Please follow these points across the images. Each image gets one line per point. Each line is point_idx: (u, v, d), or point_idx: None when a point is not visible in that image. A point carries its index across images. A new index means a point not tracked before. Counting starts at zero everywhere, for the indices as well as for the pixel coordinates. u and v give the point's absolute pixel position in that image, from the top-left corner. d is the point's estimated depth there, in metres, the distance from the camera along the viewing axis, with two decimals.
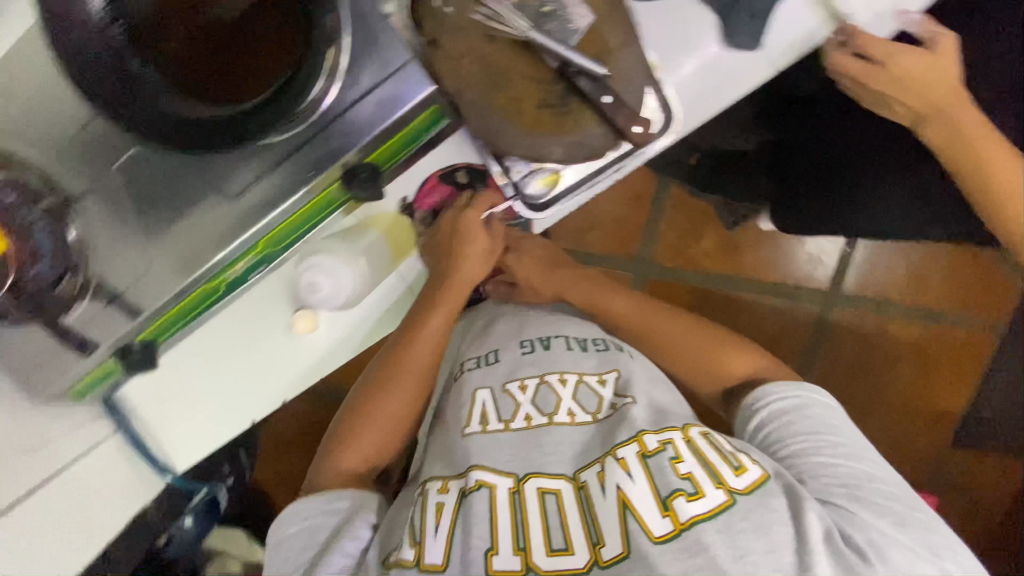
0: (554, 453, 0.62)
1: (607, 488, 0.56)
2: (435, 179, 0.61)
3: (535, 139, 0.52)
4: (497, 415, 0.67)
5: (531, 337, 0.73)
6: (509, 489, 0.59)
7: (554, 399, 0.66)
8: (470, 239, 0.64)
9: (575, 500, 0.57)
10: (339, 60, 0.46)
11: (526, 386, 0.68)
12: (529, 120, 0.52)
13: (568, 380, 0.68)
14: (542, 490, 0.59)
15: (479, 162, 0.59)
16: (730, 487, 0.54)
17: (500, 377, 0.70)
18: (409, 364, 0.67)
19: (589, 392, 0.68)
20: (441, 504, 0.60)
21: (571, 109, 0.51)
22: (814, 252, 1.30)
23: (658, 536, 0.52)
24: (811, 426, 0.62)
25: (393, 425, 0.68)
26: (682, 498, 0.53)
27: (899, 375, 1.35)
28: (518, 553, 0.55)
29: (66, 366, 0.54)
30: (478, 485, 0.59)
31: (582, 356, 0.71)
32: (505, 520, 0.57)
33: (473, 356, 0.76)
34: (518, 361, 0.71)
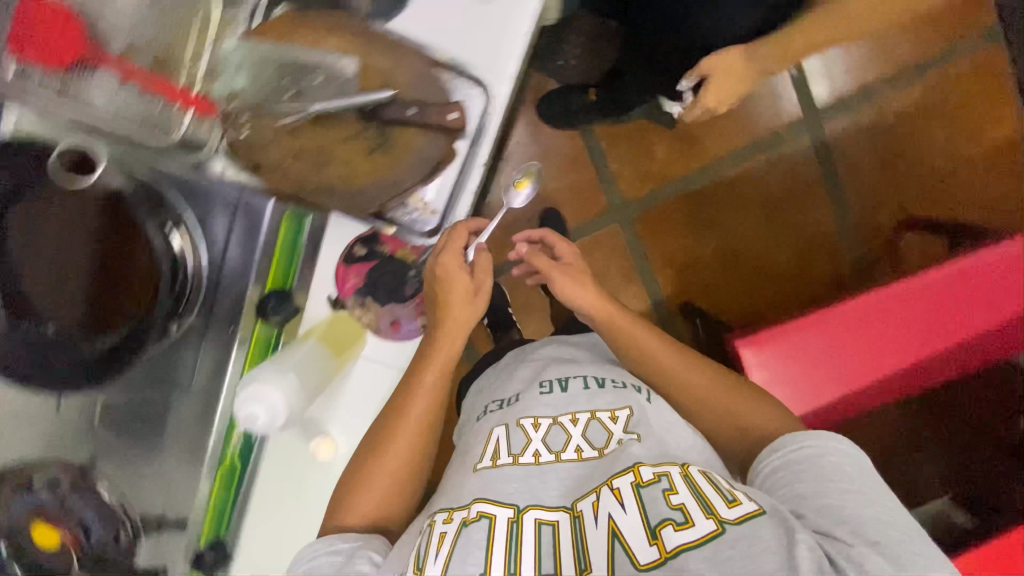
0: (557, 481, 0.68)
1: (600, 517, 0.62)
2: (343, 268, 0.76)
3: (382, 173, 0.69)
4: (508, 449, 0.73)
5: (550, 379, 0.83)
6: (506, 518, 0.64)
7: (564, 438, 0.73)
8: (451, 284, 0.72)
9: (569, 531, 0.63)
10: (191, 233, 0.68)
11: (539, 424, 0.75)
12: (364, 166, 0.68)
13: (579, 418, 0.75)
14: (540, 521, 0.64)
15: (365, 231, 0.76)
16: (720, 517, 0.58)
17: (514, 415, 0.78)
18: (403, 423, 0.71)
19: (600, 427, 0.74)
20: (444, 532, 0.65)
21: (388, 137, 0.67)
22: (766, 91, 1.23)
23: (643, 563, 0.57)
24: (821, 469, 0.63)
25: (401, 473, 0.71)
26: (670, 526, 0.58)
27: (934, 140, 1.23)
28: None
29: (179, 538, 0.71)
30: (477, 517, 0.64)
31: (597, 394, 0.79)
32: (500, 547, 0.62)
33: (500, 400, 0.85)
34: (532, 404, 0.79)
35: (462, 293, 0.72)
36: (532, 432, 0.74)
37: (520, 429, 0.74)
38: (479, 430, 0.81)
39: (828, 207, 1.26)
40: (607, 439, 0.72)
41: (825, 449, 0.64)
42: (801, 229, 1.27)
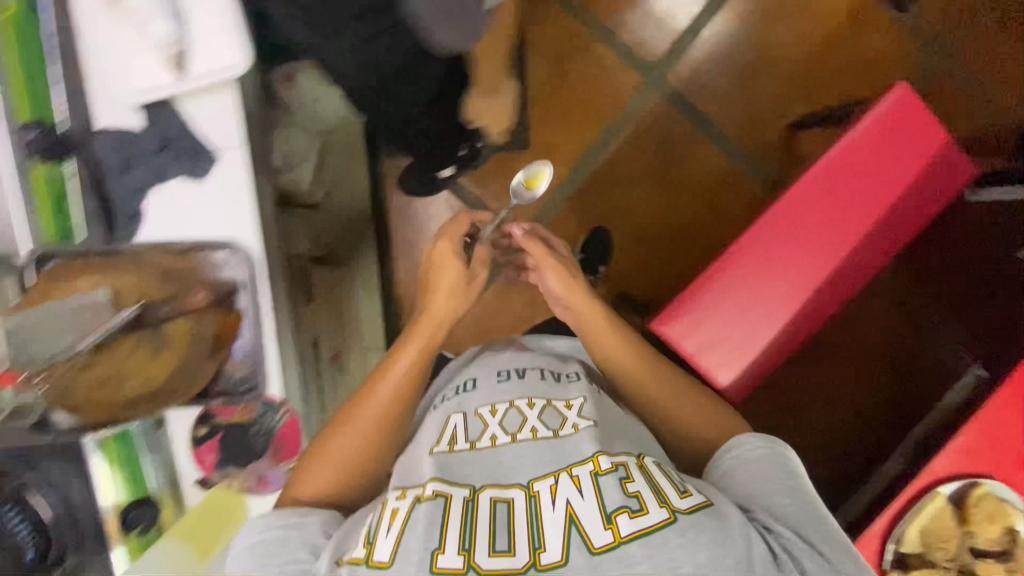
0: (523, 463, 0.66)
1: (557, 501, 0.61)
2: (200, 447, 0.66)
3: (159, 383, 0.60)
4: (464, 434, 0.70)
5: (509, 368, 0.79)
6: (463, 497, 0.62)
7: (520, 420, 0.71)
8: (443, 273, 0.76)
9: (525, 508, 0.62)
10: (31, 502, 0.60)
11: (495, 410, 0.72)
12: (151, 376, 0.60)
13: (534, 403, 0.73)
14: (494, 499, 0.62)
15: (204, 407, 0.66)
16: (672, 506, 0.59)
17: (472, 401, 0.75)
18: (363, 417, 0.70)
19: (555, 413, 0.72)
20: (396, 506, 0.62)
21: (159, 344, 0.59)
22: (633, 39, 1.22)
23: (597, 546, 0.57)
24: (760, 470, 0.67)
25: (361, 455, 0.69)
26: (625, 514, 0.58)
27: (794, 39, 1.22)
28: (461, 553, 0.57)
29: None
30: (432, 495, 0.61)
31: (556, 386, 0.77)
32: (457, 527, 0.59)
33: (450, 392, 0.80)
34: (490, 392, 0.76)
35: (457, 281, 0.75)
36: (488, 417, 0.72)
37: (476, 417, 0.72)
38: (428, 420, 0.76)
39: (709, 145, 1.23)
40: (563, 422, 0.71)
41: (767, 446, 0.70)
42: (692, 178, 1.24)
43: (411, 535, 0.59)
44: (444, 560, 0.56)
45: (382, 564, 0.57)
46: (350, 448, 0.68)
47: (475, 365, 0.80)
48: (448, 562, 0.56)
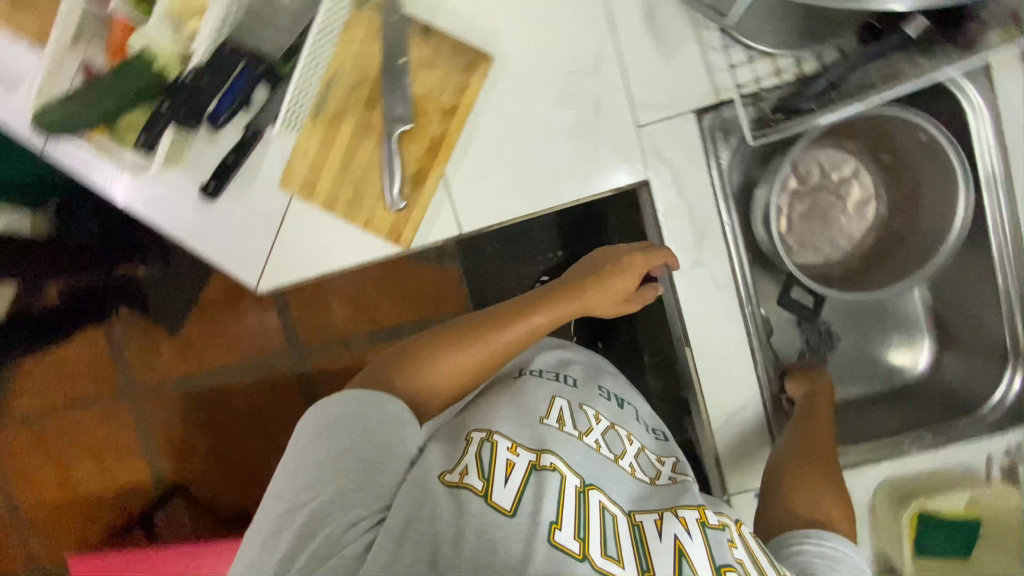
0: (617, 487, 0.54)
1: (665, 533, 0.49)
2: None
3: None
4: (574, 423, 0.58)
5: (609, 389, 0.69)
6: (573, 488, 0.49)
7: (622, 447, 0.60)
8: (617, 275, 0.61)
9: (629, 532, 0.49)
10: None
11: (598, 415, 0.62)
12: None
13: (632, 438, 0.63)
14: (604, 506, 0.50)
15: None
16: None
17: (573, 395, 0.63)
18: (451, 354, 0.56)
19: (648, 462, 0.62)
20: (512, 460, 0.50)
21: None
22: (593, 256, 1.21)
23: None
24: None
25: (457, 376, 0.56)
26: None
27: None
28: (578, 540, 0.45)
29: None
30: (551, 467, 0.50)
31: (642, 432, 0.67)
32: (566, 508, 0.47)
33: (546, 368, 0.67)
34: (587, 396, 0.65)
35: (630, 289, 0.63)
36: (594, 420, 0.60)
37: (581, 410, 0.61)
38: (527, 385, 0.62)
39: None
40: (660, 473, 0.60)
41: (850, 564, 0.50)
42: (241, 465, 1.39)
43: (531, 496, 0.47)
44: (564, 535, 0.44)
45: (507, 510, 0.45)
46: (458, 369, 0.56)
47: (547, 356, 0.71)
48: (563, 542, 0.44)
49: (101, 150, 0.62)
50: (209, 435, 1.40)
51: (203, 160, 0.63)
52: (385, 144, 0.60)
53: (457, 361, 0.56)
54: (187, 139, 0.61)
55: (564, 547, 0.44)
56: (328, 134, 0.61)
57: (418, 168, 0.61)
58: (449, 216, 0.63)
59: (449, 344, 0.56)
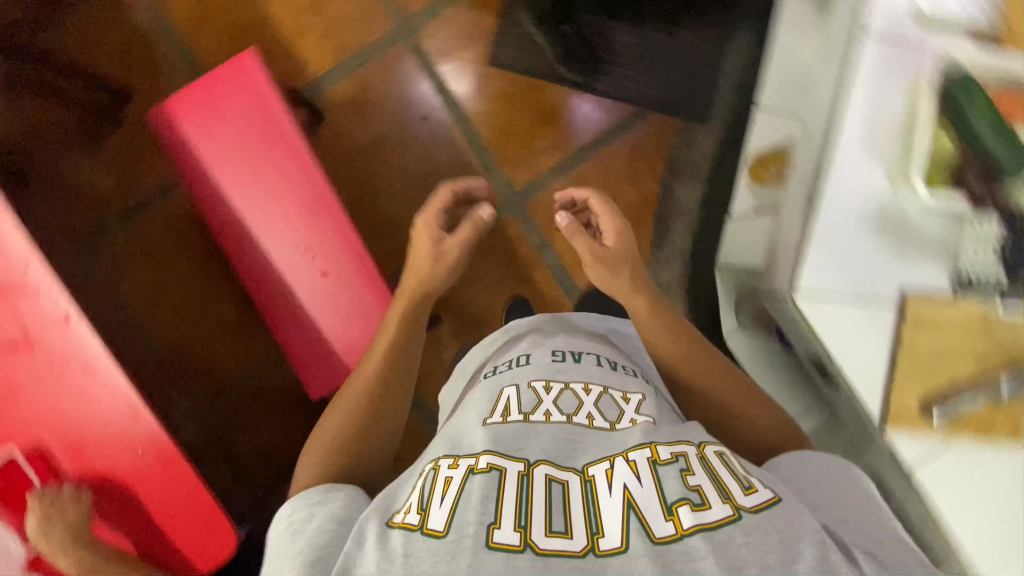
0: (579, 452, 0.63)
1: (614, 487, 0.57)
2: None
3: None
4: (518, 407, 0.69)
5: (563, 349, 0.79)
6: (517, 473, 0.59)
7: (578, 403, 0.70)
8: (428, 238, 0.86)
9: (582, 491, 0.58)
10: None
11: (550, 387, 0.72)
12: None
13: (591, 390, 0.72)
14: (552, 477, 0.59)
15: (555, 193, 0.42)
16: (738, 504, 0.55)
17: (527, 376, 0.75)
18: (346, 403, 0.74)
19: (612, 404, 0.71)
20: (451, 477, 0.59)
21: None
22: None
23: (659, 536, 0.53)
24: (826, 478, 0.62)
25: (365, 415, 0.73)
26: (687, 506, 0.55)
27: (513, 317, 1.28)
28: (518, 530, 0.54)
29: None
30: (485, 469, 0.59)
31: (606, 371, 0.77)
32: (507, 504, 0.56)
33: (500, 363, 0.81)
34: (542, 369, 0.75)
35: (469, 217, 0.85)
36: (543, 394, 0.71)
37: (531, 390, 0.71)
38: (480, 388, 0.77)
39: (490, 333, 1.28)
40: (622, 414, 0.69)
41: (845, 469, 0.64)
42: (377, 173, 1.27)
43: (467, 507, 0.55)
44: (503, 536, 0.53)
45: (440, 534, 0.54)
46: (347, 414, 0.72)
47: (496, 356, 0.84)
48: (503, 540, 0.53)
49: (905, 131, 0.63)
50: (386, 123, 1.27)
51: (913, 230, 0.64)
52: (972, 386, 0.64)
53: (337, 416, 0.73)
54: (951, 213, 0.64)
55: (503, 543, 0.53)
56: (971, 327, 0.64)
57: (968, 420, 0.64)
58: (922, 451, 0.66)
59: (348, 387, 0.76)
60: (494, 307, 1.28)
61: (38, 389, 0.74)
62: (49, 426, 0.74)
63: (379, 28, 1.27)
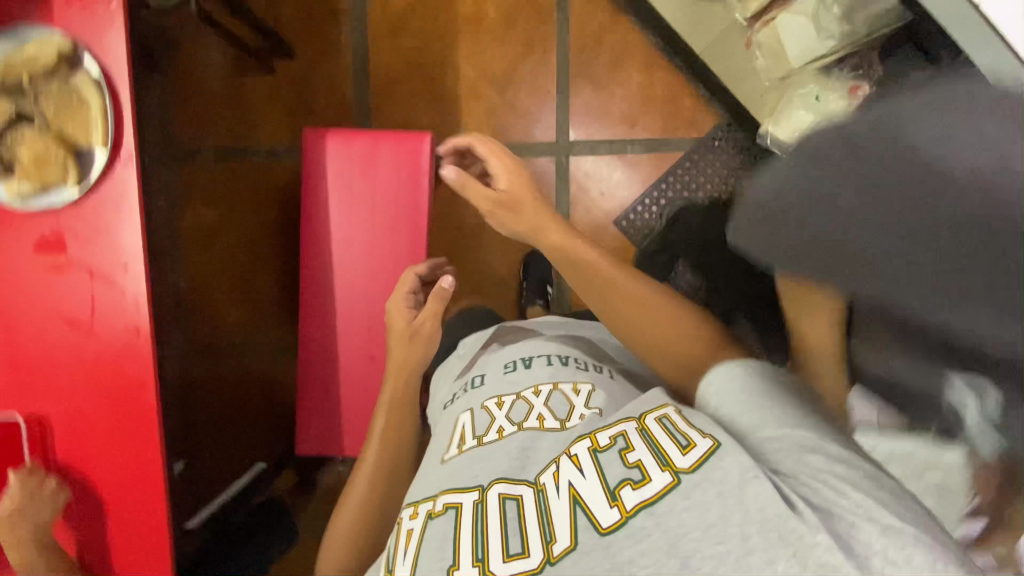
0: (519, 462, 0.60)
1: (560, 486, 0.54)
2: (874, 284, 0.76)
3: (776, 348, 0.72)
4: (472, 432, 0.67)
5: (517, 359, 0.78)
6: (471, 501, 0.57)
7: (528, 408, 0.68)
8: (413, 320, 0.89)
9: (536, 506, 0.54)
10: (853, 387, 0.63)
11: (503, 402, 0.70)
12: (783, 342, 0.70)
13: (542, 391, 0.70)
14: (506, 496, 0.56)
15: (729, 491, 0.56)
16: (676, 467, 0.50)
17: (480, 399, 0.73)
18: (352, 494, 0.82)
19: (563, 399, 0.68)
20: (412, 529, 0.60)
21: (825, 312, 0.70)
22: None
23: (606, 528, 0.50)
24: (751, 399, 0.55)
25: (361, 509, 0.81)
26: (628, 486, 0.51)
27: None
28: (477, 565, 0.52)
29: None
30: (443, 511, 0.58)
31: (557, 368, 0.73)
32: (463, 539, 0.54)
33: (460, 388, 0.81)
34: (497, 388, 0.74)
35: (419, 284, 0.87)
36: (496, 410, 0.69)
37: (485, 412, 0.69)
38: (444, 419, 0.76)
39: None
40: (573, 409, 0.66)
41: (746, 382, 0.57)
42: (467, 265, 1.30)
43: (425, 558, 0.55)
44: None
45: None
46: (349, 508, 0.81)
47: (458, 382, 0.84)
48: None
49: None
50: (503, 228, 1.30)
51: None
52: None
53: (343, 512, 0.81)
54: None
55: None
56: None
57: None
58: None
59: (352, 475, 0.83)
60: None
61: (60, 354, 0.73)
62: (59, 401, 0.74)
63: (545, 127, 1.28)
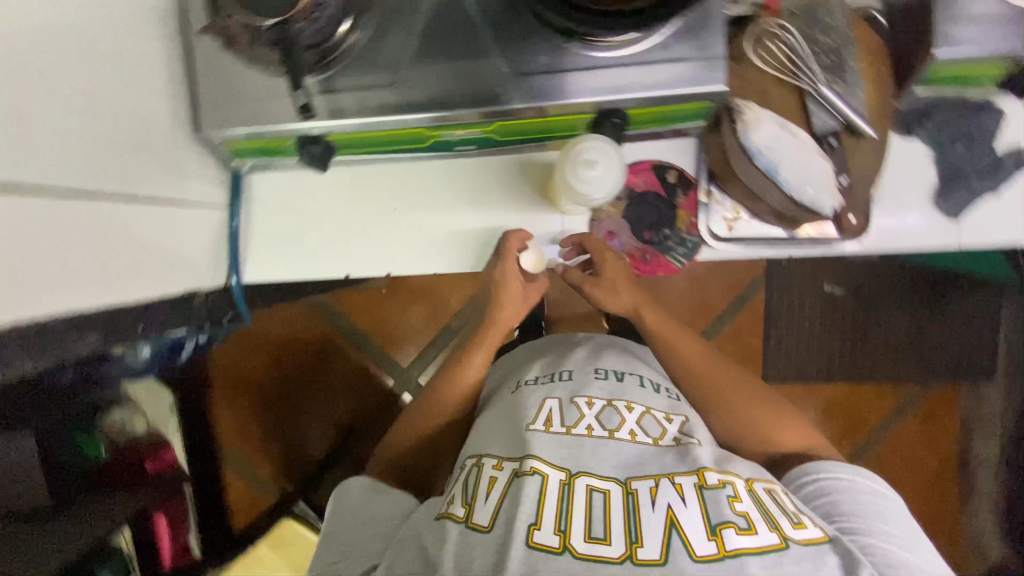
0: (610, 460, 0.56)
1: (658, 503, 0.51)
2: None
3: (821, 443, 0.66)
4: (561, 421, 0.60)
5: (608, 367, 0.67)
6: (558, 481, 0.53)
7: (620, 420, 0.60)
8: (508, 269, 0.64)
9: (621, 501, 0.52)
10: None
11: (594, 403, 0.61)
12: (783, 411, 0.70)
13: (635, 408, 0.62)
14: (591, 487, 0.53)
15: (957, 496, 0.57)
16: (786, 533, 0.49)
17: (568, 390, 0.64)
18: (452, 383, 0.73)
19: (654, 422, 0.61)
20: (498, 477, 0.55)
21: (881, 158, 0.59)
22: None
23: (700, 556, 0.47)
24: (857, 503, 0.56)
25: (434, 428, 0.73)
26: (732, 528, 0.49)
27: None
28: (559, 532, 0.49)
29: (256, 120, 0.55)
30: (533, 471, 0.53)
31: (652, 395, 0.65)
32: (551, 506, 0.51)
33: (543, 373, 0.69)
34: (580, 384, 0.65)
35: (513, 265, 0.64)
36: (586, 408, 0.61)
37: (577, 406, 0.61)
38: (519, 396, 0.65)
39: None
40: (666, 433, 0.60)
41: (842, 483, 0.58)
42: None
43: (510, 506, 0.51)
44: (541, 537, 0.49)
45: (486, 528, 0.51)
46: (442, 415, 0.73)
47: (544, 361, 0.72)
48: (543, 541, 0.48)
49: None
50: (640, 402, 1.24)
51: None
52: None
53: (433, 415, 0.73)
54: None
55: (541, 544, 0.48)
56: None
57: None
58: None
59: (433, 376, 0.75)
60: None
61: None
62: None
63: None
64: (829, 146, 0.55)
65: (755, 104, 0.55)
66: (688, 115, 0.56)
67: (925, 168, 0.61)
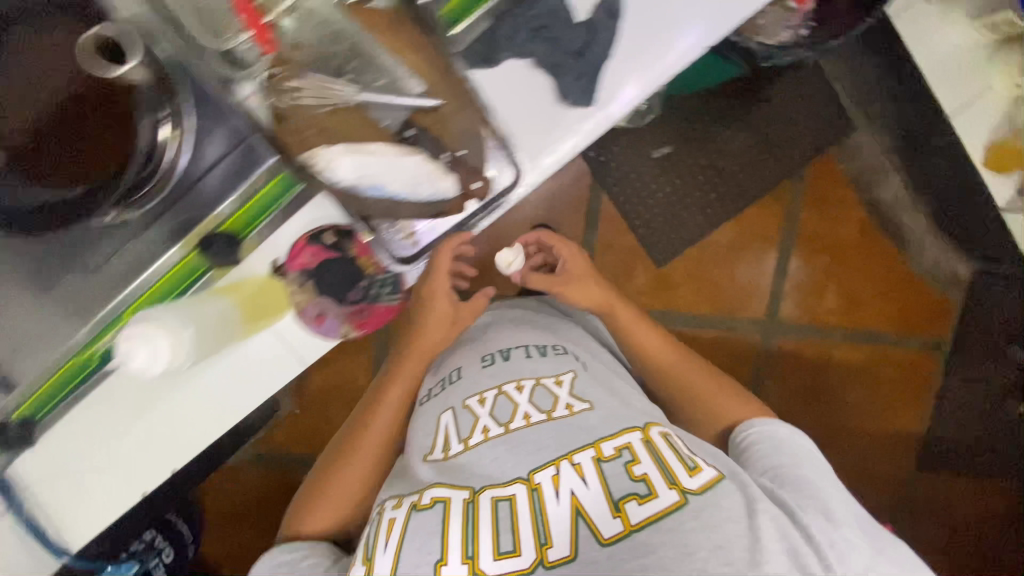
0: (500, 463, 0.59)
1: (562, 492, 0.55)
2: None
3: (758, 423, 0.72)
4: (457, 434, 0.64)
5: (493, 350, 0.72)
6: (462, 501, 0.57)
7: (512, 407, 0.64)
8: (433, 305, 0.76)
9: (528, 500, 0.55)
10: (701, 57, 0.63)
11: (484, 399, 0.66)
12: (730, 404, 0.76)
13: (523, 385, 0.66)
14: (494, 499, 0.56)
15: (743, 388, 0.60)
16: (684, 487, 0.54)
17: (460, 394, 0.68)
18: (367, 433, 0.74)
19: (545, 392, 0.65)
20: (396, 516, 0.59)
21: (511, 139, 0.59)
22: None
23: (607, 537, 0.52)
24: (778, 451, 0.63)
25: (349, 495, 0.72)
26: (634, 500, 0.53)
27: (849, 401, 1.35)
28: (467, 560, 0.53)
29: None
30: (429, 504, 0.58)
31: (539, 361, 0.69)
32: (452, 535, 0.55)
33: (433, 385, 0.74)
34: (473, 381, 0.69)
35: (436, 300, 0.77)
36: (478, 408, 0.65)
37: (468, 409, 0.65)
38: (417, 418, 0.71)
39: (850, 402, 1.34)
40: (557, 401, 0.63)
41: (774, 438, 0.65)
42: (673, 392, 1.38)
43: (409, 550, 0.55)
44: (450, 571, 0.53)
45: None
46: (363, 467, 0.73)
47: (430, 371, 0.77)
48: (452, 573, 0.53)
49: None
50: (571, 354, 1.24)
51: None
52: None
53: (348, 473, 0.72)
54: None
55: None
56: None
57: None
58: None
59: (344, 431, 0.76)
60: (838, 407, 1.35)
61: None
62: None
63: None
64: (411, 138, 0.53)
65: (318, 149, 0.50)
66: (279, 192, 0.55)
67: (532, 76, 0.58)
